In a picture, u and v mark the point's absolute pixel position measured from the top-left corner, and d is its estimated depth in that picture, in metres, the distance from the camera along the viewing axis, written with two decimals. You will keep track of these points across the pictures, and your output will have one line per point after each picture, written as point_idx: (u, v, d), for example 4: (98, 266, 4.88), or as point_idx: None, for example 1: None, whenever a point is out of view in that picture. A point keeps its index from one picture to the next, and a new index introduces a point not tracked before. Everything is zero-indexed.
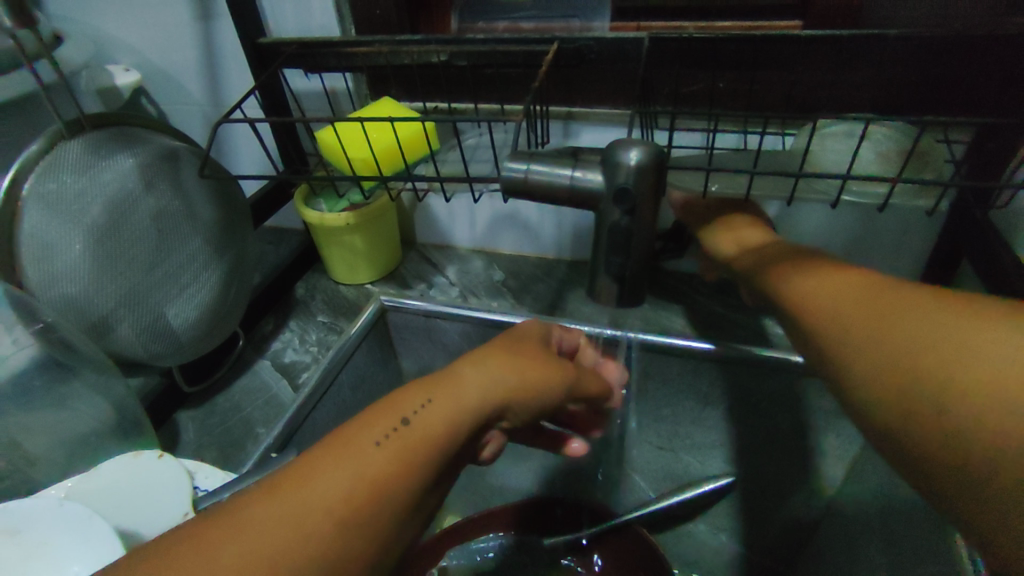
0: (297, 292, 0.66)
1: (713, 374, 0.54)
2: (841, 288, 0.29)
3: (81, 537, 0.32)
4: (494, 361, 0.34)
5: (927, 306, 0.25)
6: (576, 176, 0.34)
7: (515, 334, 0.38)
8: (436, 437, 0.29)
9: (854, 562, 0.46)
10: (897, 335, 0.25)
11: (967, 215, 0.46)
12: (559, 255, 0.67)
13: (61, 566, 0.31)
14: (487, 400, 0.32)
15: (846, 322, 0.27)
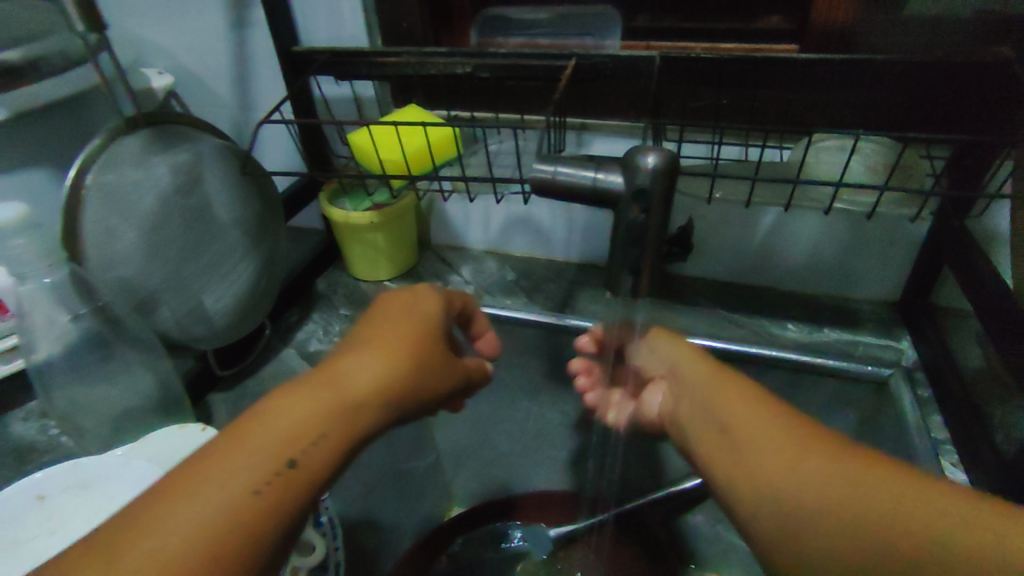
0: (319, 287, 0.69)
1: None
2: (753, 419, 0.32)
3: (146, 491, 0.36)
4: (388, 360, 0.34)
5: (834, 464, 0.28)
6: (598, 177, 0.38)
7: (414, 308, 0.38)
8: (327, 461, 0.30)
9: None
10: (809, 488, 0.28)
11: (946, 226, 0.50)
12: (568, 258, 0.71)
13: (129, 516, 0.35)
14: (376, 408, 0.32)
15: (760, 461, 0.30)
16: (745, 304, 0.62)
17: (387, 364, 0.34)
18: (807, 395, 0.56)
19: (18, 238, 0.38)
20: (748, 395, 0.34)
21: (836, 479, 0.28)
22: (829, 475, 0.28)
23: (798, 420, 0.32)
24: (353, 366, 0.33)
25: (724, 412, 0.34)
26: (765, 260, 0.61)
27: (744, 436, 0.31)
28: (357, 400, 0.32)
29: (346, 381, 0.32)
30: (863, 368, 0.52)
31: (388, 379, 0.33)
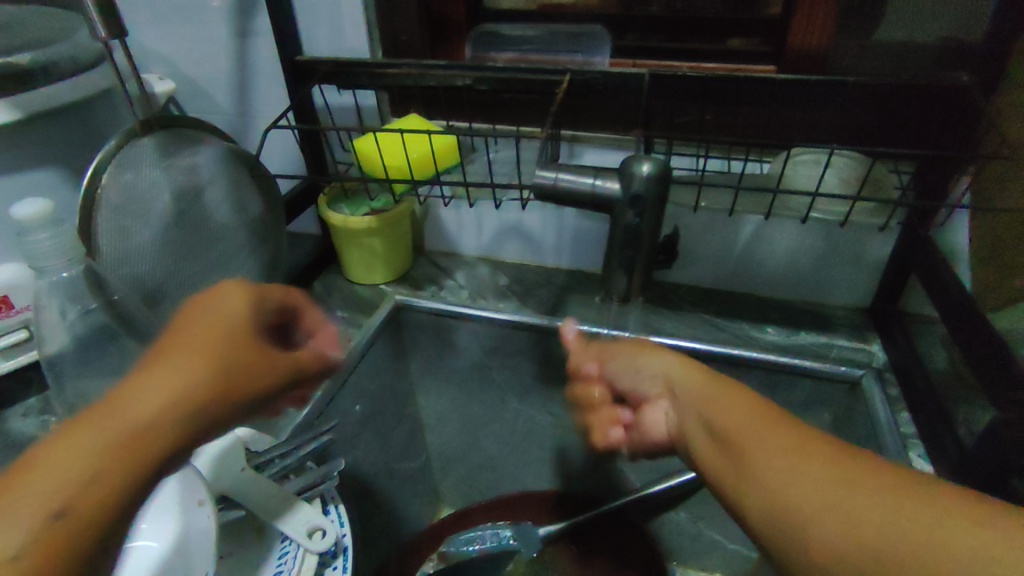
0: (315, 290, 0.70)
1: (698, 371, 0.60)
2: (749, 425, 0.32)
3: None
4: (186, 374, 0.29)
5: (829, 465, 0.27)
6: (597, 183, 0.41)
7: (218, 312, 0.33)
8: (118, 494, 0.25)
9: None
10: (790, 487, 0.28)
11: (912, 236, 0.54)
12: (558, 264, 0.73)
13: None
14: (176, 426, 0.28)
15: (757, 465, 0.30)
16: (729, 308, 0.65)
17: (186, 377, 0.29)
18: (785, 395, 0.59)
19: (42, 233, 0.39)
20: (744, 406, 0.34)
21: (822, 479, 0.27)
22: (811, 476, 0.27)
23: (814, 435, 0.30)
24: (142, 385, 0.28)
25: (722, 422, 0.33)
26: (745, 267, 0.64)
27: (738, 439, 0.32)
28: (146, 419, 0.27)
29: (131, 405, 0.27)
30: (837, 369, 0.56)
31: (191, 392, 0.29)
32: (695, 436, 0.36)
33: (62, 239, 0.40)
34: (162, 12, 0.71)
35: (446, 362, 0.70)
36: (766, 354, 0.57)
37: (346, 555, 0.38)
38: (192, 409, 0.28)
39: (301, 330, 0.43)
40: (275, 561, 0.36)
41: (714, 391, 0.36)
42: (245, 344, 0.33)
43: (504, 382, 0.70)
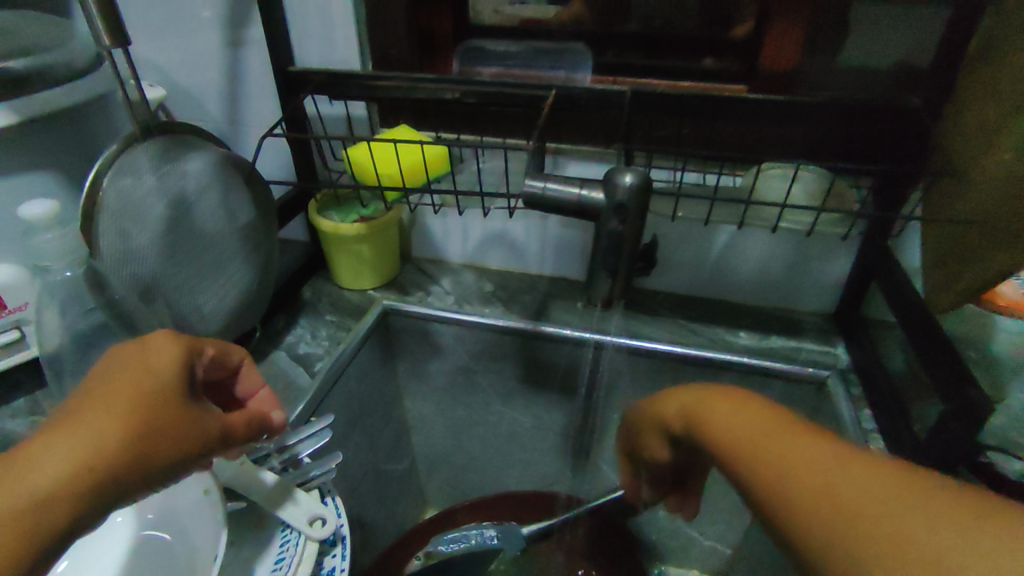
0: (304, 294, 0.72)
1: (675, 372, 0.63)
2: (773, 439, 0.30)
3: None
4: (103, 434, 0.30)
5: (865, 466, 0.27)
6: (583, 192, 0.43)
7: (151, 370, 0.33)
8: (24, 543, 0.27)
9: None
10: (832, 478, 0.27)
11: (873, 246, 0.59)
12: (540, 271, 0.76)
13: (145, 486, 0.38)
14: (78, 487, 0.29)
15: (793, 464, 0.28)
16: (704, 313, 0.68)
17: (100, 440, 0.30)
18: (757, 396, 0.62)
19: (49, 234, 0.41)
20: (753, 416, 0.33)
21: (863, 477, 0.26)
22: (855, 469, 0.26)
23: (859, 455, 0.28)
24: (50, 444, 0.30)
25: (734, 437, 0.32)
26: (720, 274, 0.68)
27: (767, 444, 0.30)
28: (34, 492, 0.28)
29: (37, 466, 0.29)
30: (805, 370, 0.59)
31: (102, 452, 0.30)
32: (706, 450, 0.35)
33: (67, 241, 0.42)
34: (152, 21, 0.72)
35: (433, 367, 0.72)
36: (737, 356, 0.61)
37: (343, 543, 0.39)
38: (94, 472, 0.30)
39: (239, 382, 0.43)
40: (276, 551, 0.38)
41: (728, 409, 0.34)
42: (159, 406, 0.33)
43: (489, 385, 0.72)
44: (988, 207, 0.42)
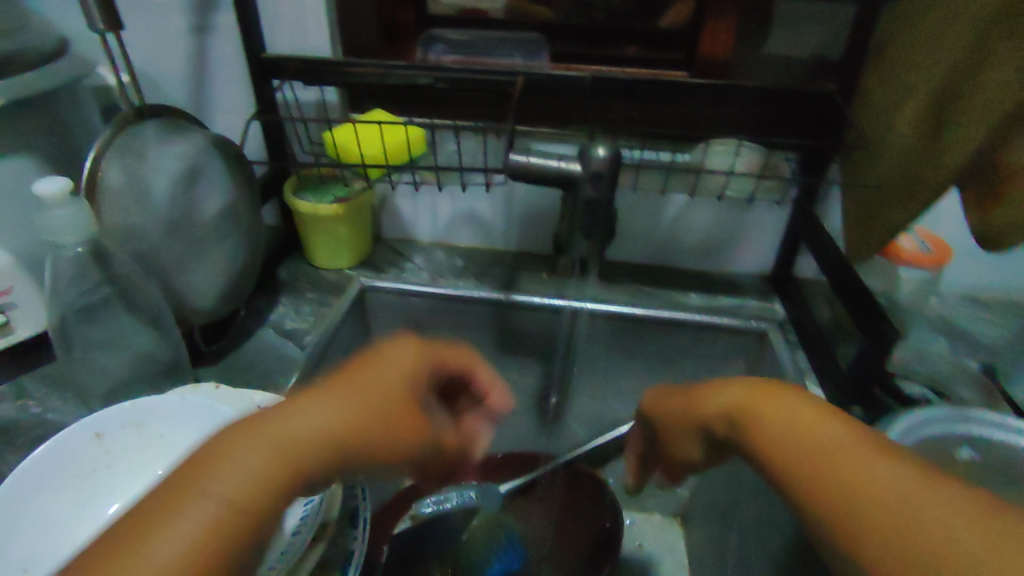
0: (281, 275, 0.74)
1: (634, 332, 0.70)
2: (818, 434, 0.34)
3: (187, 416, 0.42)
4: (343, 404, 0.34)
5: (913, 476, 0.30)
6: (563, 164, 0.49)
7: (376, 371, 0.38)
8: (264, 492, 0.29)
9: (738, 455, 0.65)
10: (880, 490, 0.29)
11: (801, 210, 0.67)
12: (506, 246, 0.81)
13: (179, 436, 0.42)
14: (324, 451, 0.32)
15: (842, 466, 0.31)
16: (658, 279, 0.75)
17: (341, 412, 0.34)
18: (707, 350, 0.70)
19: (60, 211, 0.42)
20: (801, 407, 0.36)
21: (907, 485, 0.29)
22: (898, 477, 0.30)
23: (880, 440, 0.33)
24: (295, 408, 0.33)
25: (776, 431, 0.35)
26: (670, 242, 0.75)
27: (806, 438, 0.34)
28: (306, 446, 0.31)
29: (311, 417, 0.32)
30: (745, 323, 0.67)
31: (349, 419, 0.33)
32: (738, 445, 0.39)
33: (78, 218, 0.43)
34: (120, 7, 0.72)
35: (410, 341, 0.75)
36: (688, 315, 0.68)
37: (361, 484, 0.43)
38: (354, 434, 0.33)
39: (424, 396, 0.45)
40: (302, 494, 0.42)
41: (770, 401, 0.37)
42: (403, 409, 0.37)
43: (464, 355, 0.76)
44: (894, 173, 0.50)
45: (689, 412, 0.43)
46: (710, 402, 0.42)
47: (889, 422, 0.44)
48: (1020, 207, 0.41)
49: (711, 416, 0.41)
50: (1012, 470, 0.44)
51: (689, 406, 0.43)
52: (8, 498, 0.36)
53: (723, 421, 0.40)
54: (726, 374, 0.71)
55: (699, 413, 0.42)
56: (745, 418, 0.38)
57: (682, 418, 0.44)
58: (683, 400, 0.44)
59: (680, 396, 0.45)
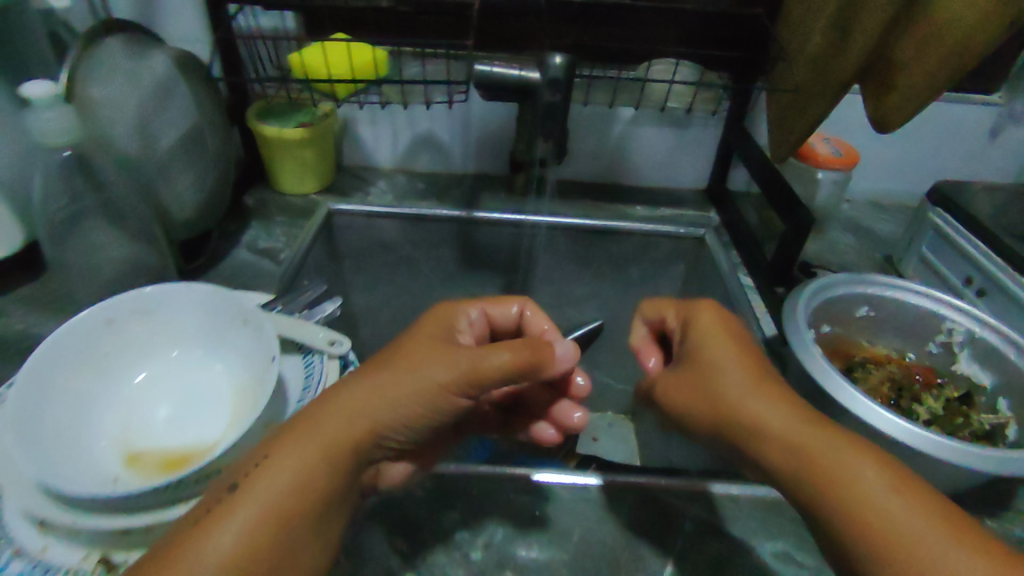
0: (248, 201, 0.75)
1: (589, 240, 0.77)
2: (835, 445, 0.35)
3: (186, 302, 0.44)
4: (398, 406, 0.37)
5: (924, 510, 0.31)
6: (523, 73, 0.55)
7: (430, 360, 0.38)
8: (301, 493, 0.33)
9: None
10: (883, 519, 0.31)
11: (734, 124, 0.75)
12: (465, 169, 0.86)
13: (185, 319, 0.44)
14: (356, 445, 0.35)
15: (840, 484, 0.33)
16: (607, 195, 0.82)
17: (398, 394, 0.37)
18: (650, 256, 0.78)
19: (51, 112, 0.44)
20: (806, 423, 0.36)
21: (921, 523, 0.31)
22: (920, 522, 0.31)
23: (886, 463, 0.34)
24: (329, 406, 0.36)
25: (793, 431, 0.36)
26: (617, 160, 0.82)
27: (809, 451, 0.35)
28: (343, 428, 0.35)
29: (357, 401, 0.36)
30: (686, 229, 0.75)
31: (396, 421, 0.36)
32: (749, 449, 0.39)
33: (66, 121, 0.45)
34: None
35: (376, 260, 0.79)
36: (637, 225, 0.75)
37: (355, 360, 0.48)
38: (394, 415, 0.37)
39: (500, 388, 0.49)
40: (304, 367, 0.46)
41: (793, 416, 0.37)
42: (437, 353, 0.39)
43: (429, 273, 0.80)
44: (805, 79, 0.58)
45: (710, 362, 0.42)
46: (756, 376, 0.40)
47: (801, 284, 0.52)
48: (901, 94, 0.49)
49: (740, 381, 0.40)
50: (897, 317, 0.54)
51: (720, 360, 0.41)
52: (36, 374, 0.37)
53: (755, 391, 0.39)
54: (671, 277, 0.78)
55: (734, 372, 0.40)
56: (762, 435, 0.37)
57: (695, 371, 0.42)
58: (722, 346, 0.42)
59: (722, 337, 0.43)
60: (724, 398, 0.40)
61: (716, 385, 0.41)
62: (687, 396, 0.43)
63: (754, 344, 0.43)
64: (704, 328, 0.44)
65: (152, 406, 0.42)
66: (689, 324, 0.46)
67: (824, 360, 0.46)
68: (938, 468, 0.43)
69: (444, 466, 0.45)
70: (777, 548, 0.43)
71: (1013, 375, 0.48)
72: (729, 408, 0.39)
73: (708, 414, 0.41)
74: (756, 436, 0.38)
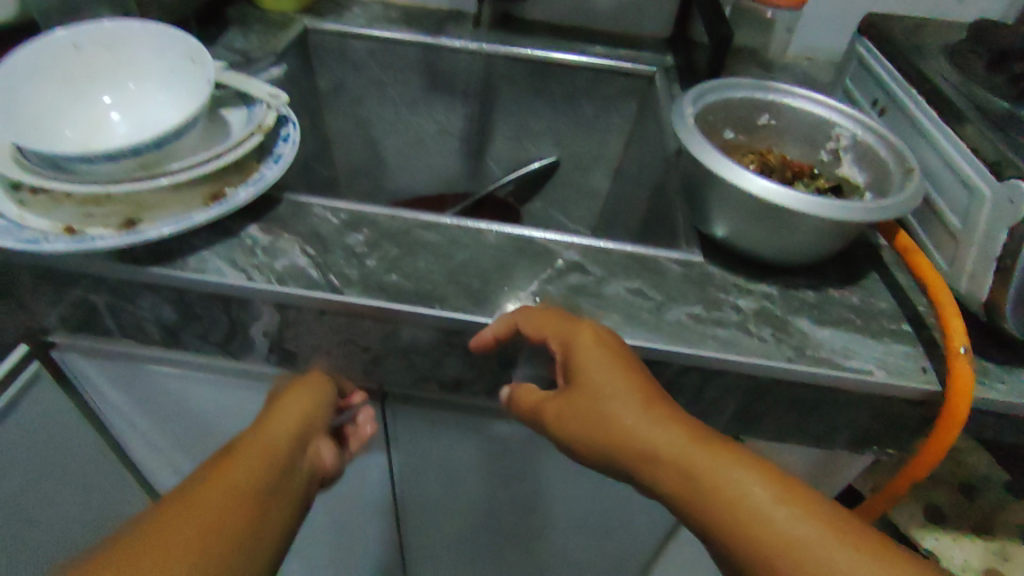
0: (229, 14, 0.80)
1: (547, 72, 0.81)
2: (732, 475, 0.36)
3: (143, 40, 0.51)
4: (289, 413, 0.46)
5: (803, 513, 0.34)
6: None
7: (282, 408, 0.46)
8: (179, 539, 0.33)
9: (633, 174, 0.78)
10: (788, 541, 0.33)
11: None
12: (439, 5, 0.89)
13: (142, 55, 0.51)
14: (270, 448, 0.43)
15: (763, 533, 0.34)
16: (571, 35, 0.85)
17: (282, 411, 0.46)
18: (604, 90, 0.82)
19: None
20: (717, 459, 0.36)
21: (809, 529, 0.33)
22: (803, 525, 0.34)
23: (807, 497, 0.35)
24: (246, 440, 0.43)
25: (684, 460, 0.37)
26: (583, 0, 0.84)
27: (726, 494, 0.35)
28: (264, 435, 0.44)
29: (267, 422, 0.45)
30: (636, 66, 0.80)
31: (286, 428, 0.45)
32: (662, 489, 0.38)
33: None
34: None
35: (349, 80, 0.84)
36: (590, 60, 0.80)
37: (293, 114, 0.56)
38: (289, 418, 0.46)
39: (410, 248, 0.49)
40: (247, 112, 0.54)
41: (682, 441, 0.38)
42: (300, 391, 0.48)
43: (399, 96, 0.86)
44: None
45: (600, 395, 0.40)
46: (648, 410, 0.39)
47: (702, 83, 0.57)
48: None
49: (633, 415, 0.39)
50: (795, 125, 0.59)
51: (611, 393, 0.40)
52: (15, 74, 0.45)
53: (649, 423, 0.39)
54: (623, 116, 0.84)
55: (626, 409, 0.39)
56: (688, 472, 0.37)
57: (594, 409, 0.40)
58: (605, 373, 0.40)
59: (608, 363, 0.41)
60: (619, 435, 0.39)
61: (612, 418, 0.40)
62: (585, 425, 0.41)
63: (644, 379, 0.41)
64: (587, 357, 0.41)
65: (114, 127, 0.50)
66: (563, 347, 0.42)
67: (707, 144, 0.50)
68: (791, 225, 0.48)
69: (359, 207, 0.52)
70: (633, 286, 0.49)
71: (881, 167, 0.52)
72: (628, 446, 0.39)
73: (604, 444, 0.40)
74: (653, 464, 0.38)
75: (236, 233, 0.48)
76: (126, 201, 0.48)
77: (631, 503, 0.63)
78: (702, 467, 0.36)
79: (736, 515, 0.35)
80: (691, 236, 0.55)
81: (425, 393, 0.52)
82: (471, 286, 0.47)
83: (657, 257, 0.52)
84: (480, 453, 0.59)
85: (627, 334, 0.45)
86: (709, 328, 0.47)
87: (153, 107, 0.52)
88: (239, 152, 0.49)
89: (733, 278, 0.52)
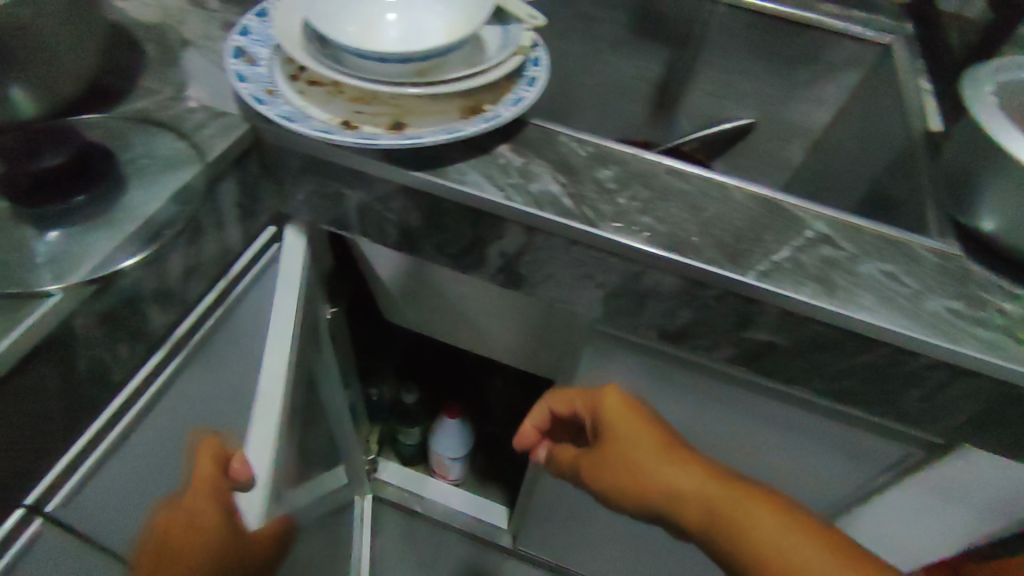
0: None
1: (769, 28, 0.77)
2: (744, 505, 0.46)
3: None
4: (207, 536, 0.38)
5: (785, 515, 0.45)
6: None
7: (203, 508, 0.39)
8: None
9: (847, 154, 0.74)
10: (776, 550, 0.43)
11: None
12: None
13: None
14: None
15: (758, 540, 0.44)
16: None
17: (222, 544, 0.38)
18: (829, 57, 0.77)
19: None
20: (722, 487, 0.48)
21: (793, 537, 0.43)
22: (795, 537, 0.43)
23: (795, 513, 0.45)
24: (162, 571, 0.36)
25: (705, 494, 0.49)
26: None
27: (730, 512, 0.46)
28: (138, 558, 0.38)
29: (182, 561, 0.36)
30: (873, 35, 0.74)
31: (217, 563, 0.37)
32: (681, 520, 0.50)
33: None
34: None
35: (556, 13, 0.83)
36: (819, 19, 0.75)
37: (543, 40, 0.55)
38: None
39: (656, 191, 0.48)
40: (503, 31, 0.53)
41: (699, 477, 0.50)
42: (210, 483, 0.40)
43: (602, 36, 0.83)
44: None
45: (629, 442, 0.54)
46: (672, 456, 0.52)
47: (992, 63, 0.52)
48: None
49: (657, 459, 0.52)
50: None
51: (638, 442, 0.54)
52: None
53: (673, 467, 0.51)
54: (841, 87, 0.78)
55: (654, 456, 0.53)
56: (708, 500, 0.48)
57: (622, 455, 0.54)
58: (632, 428, 0.54)
59: (632, 417, 0.55)
60: (643, 474, 0.52)
61: (639, 464, 0.53)
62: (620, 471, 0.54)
63: (670, 435, 0.55)
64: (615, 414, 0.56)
65: (384, 29, 0.51)
66: (598, 406, 0.57)
67: (1007, 129, 0.46)
68: None
69: (608, 145, 0.52)
70: (885, 269, 0.46)
71: None
72: (651, 483, 0.52)
73: (631, 482, 0.53)
74: (677, 500, 0.50)
75: (490, 151, 0.49)
76: (391, 105, 0.50)
77: (807, 484, 0.62)
78: (714, 494, 0.48)
79: (738, 522, 0.46)
80: (946, 225, 0.51)
81: (639, 339, 0.53)
82: (725, 241, 0.46)
83: (912, 243, 0.49)
84: (666, 406, 0.60)
85: (885, 317, 0.43)
86: (971, 325, 0.44)
87: (416, 15, 0.53)
88: (502, 70, 0.49)
89: (996, 278, 0.48)
